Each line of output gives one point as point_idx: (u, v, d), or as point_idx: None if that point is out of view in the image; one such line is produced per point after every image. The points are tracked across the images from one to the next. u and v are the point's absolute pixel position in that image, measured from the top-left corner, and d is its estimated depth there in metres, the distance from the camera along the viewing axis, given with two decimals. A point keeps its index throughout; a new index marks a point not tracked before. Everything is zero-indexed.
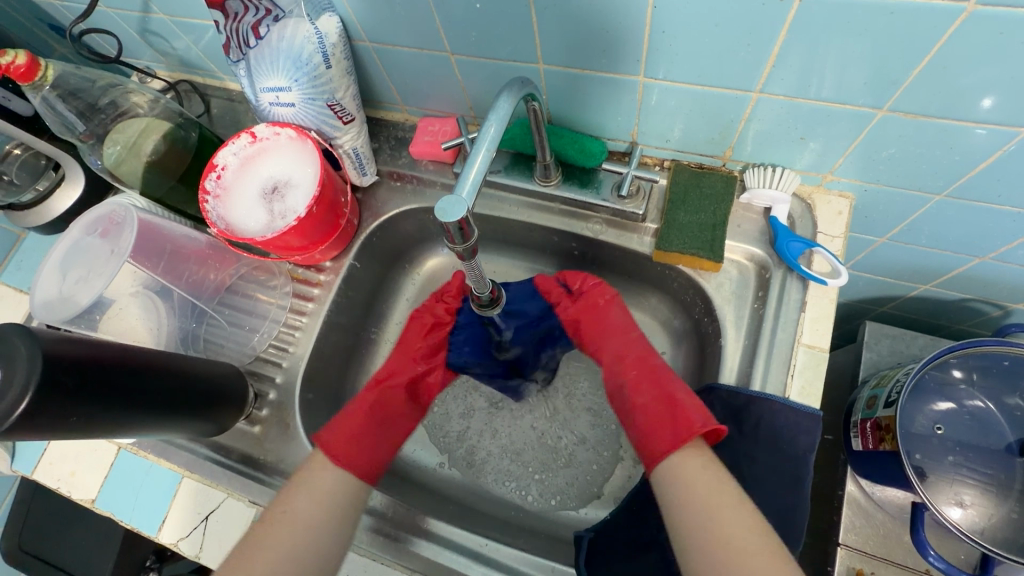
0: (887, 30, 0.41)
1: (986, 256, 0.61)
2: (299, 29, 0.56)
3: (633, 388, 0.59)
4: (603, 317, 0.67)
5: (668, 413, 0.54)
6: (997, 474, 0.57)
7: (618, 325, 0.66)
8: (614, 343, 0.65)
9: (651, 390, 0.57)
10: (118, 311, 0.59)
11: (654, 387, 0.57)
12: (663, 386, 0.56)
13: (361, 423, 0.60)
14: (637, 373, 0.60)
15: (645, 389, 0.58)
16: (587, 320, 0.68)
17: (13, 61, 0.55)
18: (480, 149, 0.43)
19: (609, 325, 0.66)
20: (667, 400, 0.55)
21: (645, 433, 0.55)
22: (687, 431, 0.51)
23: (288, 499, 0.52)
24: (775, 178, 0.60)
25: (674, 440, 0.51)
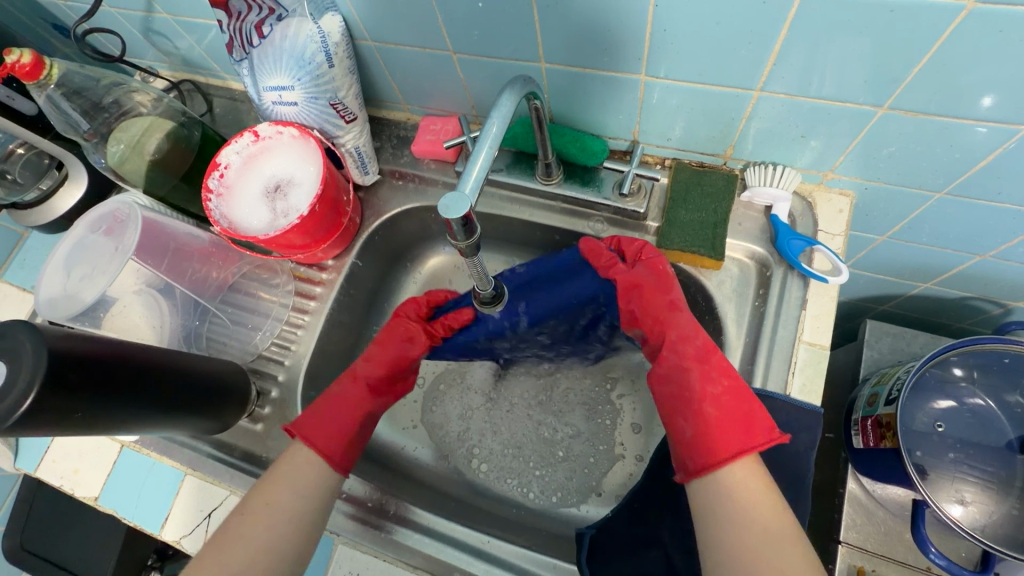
0: (886, 28, 0.42)
1: (986, 253, 0.62)
2: (302, 28, 0.57)
3: (700, 376, 0.54)
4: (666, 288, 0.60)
5: (744, 412, 0.50)
6: (997, 472, 0.57)
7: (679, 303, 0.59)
8: (673, 323, 0.59)
9: (726, 381, 0.53)
10: (122, 308, 0.60)
11: (727, 378, 0.53)
12: (736, 381, 0.52)
13: (342, 421, 0.59)
14: (707, 360, 0.55)
15: (717, 377, 0.53)
16: (649, 288, 0.60)
17: (19, 60, 0.56)
18: (484, 147, 0.43)
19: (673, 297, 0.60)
20: (743, 395, 0.51)
21: (711, 428, 0.51)
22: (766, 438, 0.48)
23: (271, 493, 0.52)
24: (776, 176, 0.61)
25: (745, 442, 0.49)
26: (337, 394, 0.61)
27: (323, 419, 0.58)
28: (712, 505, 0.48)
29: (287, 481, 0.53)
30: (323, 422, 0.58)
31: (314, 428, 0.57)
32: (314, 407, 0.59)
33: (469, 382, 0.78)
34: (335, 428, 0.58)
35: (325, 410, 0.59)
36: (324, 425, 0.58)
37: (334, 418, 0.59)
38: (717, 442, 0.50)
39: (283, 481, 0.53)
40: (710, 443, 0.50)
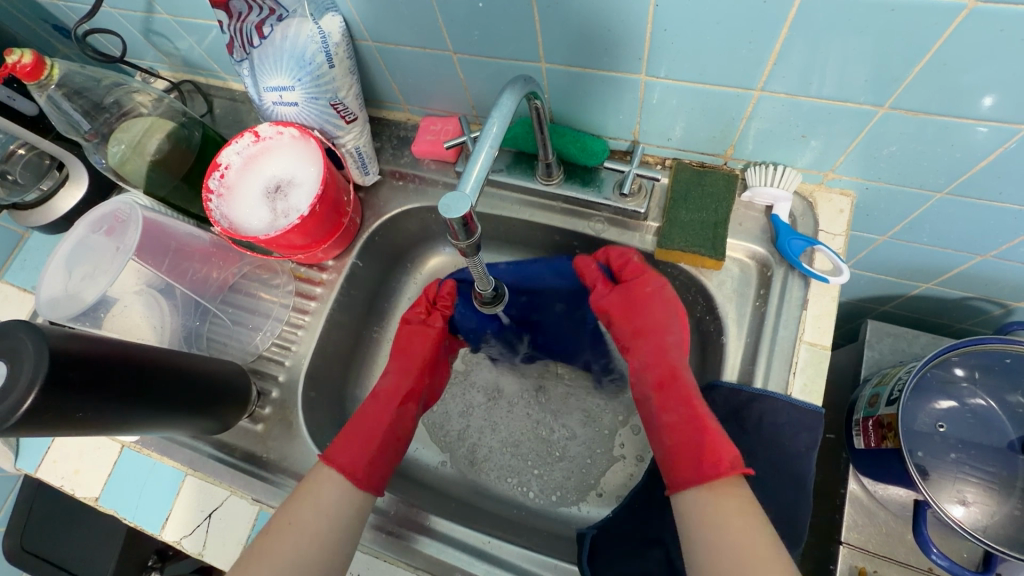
0: (888, 27, 0.42)
1: (987, 253, 0.61)
2: (302, 29, 0.56)
3: (660, 405, 0.58)
4: (637, 308, 0.65)
5: (698, 441, 0.52)
6: (999, 472, 0.57)
7: (649, 325, 0.64)
8: (648, 349, 0.63)
9: (684, 411, 0.56)
10: (122, 309, 0.60)
11: (684, 407, 0.56)
12: (689, 410, 0.55)
13: (366, 440, 0.60)
14: (667, 389, 0.58)
15: (675, 407, 0.57)
16: (618, 313, 0.66)
17: (19, 60, 0.56)
18: (484, 147, 0.43)
19: (648, 320, 0.64)
20: (695, 424, 0.54)
21: (669, 457, 0.54)
22: (715, 468, 0.50)
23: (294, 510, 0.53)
24: (777, 176, 0.61)
25: (696, 470, 0.51)
26: (359, 416, 0.62)
27: (347, 440, 0.59)
28: (715, 507, 0.48)
29: (308, 497, 0.54)
30: (345, 443, 0.59)
31: (337, 449, 0.58)
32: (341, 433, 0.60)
33: (470, 382, 0.78)
34: (358, 446, 0.59)
35: (347, 433, 0.60)
36: (347, 444, 0.59)
37: (356, 438, 0.60)
38: (674, 471, 0.53)
39: (303, 497, 0.54)
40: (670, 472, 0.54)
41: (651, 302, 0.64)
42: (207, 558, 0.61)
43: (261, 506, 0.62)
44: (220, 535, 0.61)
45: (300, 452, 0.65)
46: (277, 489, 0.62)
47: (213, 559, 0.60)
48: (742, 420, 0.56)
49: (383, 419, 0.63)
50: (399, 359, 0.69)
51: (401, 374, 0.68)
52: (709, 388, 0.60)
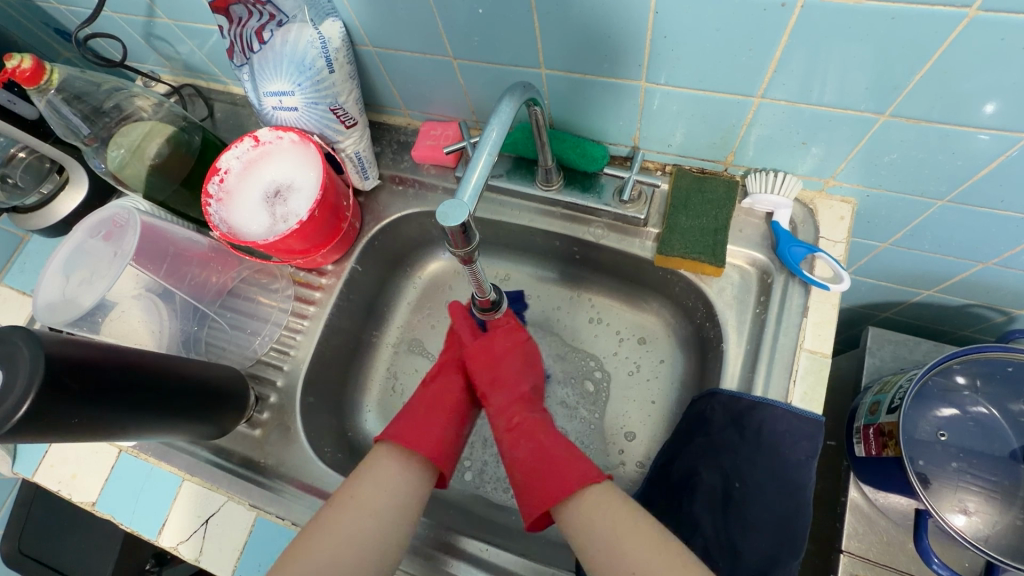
0: (888, 35, 0.42)
1: (988, 261, 0.61)
2: (303, 34, 0.56)
3: (517, 437, 0.61)
4: (500, 360, 0.67)
5: (544, 463, 0.57)
6: (1001, 482, 0.57)
7: (506, 377, 0.67)
8: (506, 393, 0.66)
9: (534, 446, 0.59)
10: (120, 314, 0.60)
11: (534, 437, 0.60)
12: (541, 438, 0.60)
13: (433, 428, 0.62)
14: (516, 427, 0.62)
15: (526, 438, 0.60)
16: (478, 360, 0.68)
17: (19, 66, 0.56)
18: (483, 154, 0.43)
19: (501, 366, 0.67)
20: (547, 452, 0.58)
21: (532, 480, 0.56)
22: (569, 487, 0.54)
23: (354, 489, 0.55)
24: (777, 183, 0.60)
25: (543, 493, 0.55)
26: (421, 406, 0.64)
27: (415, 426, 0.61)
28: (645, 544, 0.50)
29: (374, 491, 0.54)
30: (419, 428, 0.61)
31: (407, 434, 0.60)
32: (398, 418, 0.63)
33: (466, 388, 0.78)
34: (425, 430, 0.61)
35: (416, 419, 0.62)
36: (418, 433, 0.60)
37: (429, 425, 0.62)
38: (526, 499, 0.56)
39: (371, 485, 0.55)
40: (529, 501, 0.56)
41: (507, 353, 0.68)
42: (204, 563, 0.61)
43: (258, 512, 0.62)
44: (216, 542, 0.62)
45: (298, 457, 0.65)
46: (273, 494, 0.61)
47: (210, 564, 0.61)
48: (742, 428, 0.55)
49: (444, 403, 0.65)
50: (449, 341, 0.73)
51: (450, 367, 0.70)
52: (709, 394, 0.59)
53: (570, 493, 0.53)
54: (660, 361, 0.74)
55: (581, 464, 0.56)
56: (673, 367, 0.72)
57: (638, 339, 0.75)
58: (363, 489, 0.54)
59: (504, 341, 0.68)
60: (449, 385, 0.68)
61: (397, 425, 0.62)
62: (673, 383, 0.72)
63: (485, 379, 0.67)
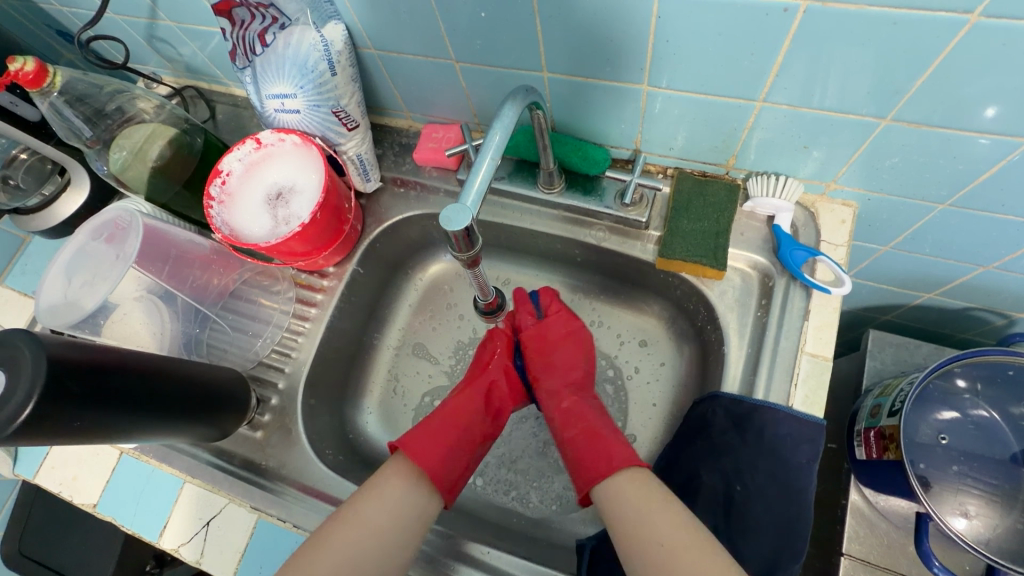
0: (890, 40, 0.42)
1: (989, 264, 0.61)
2: (305, 37, 0.56)
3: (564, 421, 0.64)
4: (551, 350, 0.70)
5: (590, 443, 0.59)
6: (1002, 485, 0.57)
7: (560, 363, 0.70)
8: (558, 377, 0.69)
9: (583, 427, 0.62)
10: (122, 316, 0.60)
11: (580, 422, 0.63)
12: (589, 421, 0.62)
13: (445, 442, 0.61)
14: (569, 409, 0.65)
15: (574, 424, 0.63)
16: (535, 347, 0.71)
17: (22, 68, 0.56)
18: (486, 158, 0.43)
19: (556, 356, 0.70)
20: (592, 434, 0.60)
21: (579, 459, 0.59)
22: (610, 465, 0.56)
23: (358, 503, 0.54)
24: (778, 187, 0.60)
25: (592, 471, 0.57)
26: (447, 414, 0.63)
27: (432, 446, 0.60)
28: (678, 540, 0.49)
29: (376, 510, 0.54)
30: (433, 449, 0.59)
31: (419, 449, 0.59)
32: (418, 428, 0.61)
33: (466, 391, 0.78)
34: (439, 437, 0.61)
35: (432, 439, 0.60)
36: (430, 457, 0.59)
37: (443, 438, 0.61)
38: (578, 476, 0.59)
39: (373, 505, 0.54)
40: (581, 476, 0.58)
41: (558, 346, 0.70)
42: (205, 566, 0.61)
43: (259, 514, 0.62)
44: (218, 544, 0.62)
45: (300, 460, 0.65)
46: (275, 497, 0.61)
47: (211, 567, 0.61)
48: (743, 431, 0.55)
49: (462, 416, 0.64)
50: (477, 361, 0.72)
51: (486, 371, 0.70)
52: (711, 397, 0.58)
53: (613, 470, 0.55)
54: (660, 364, 0.74)
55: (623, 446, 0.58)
56: (674, 370, 0.73)
57: (639, 341, 0.76)
58: (365, 508, 0.53)
59: (560, 326, 0.71)
60: (472, 401, 0.66)
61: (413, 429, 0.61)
62: (674, 386, 0.72)
63: (542, 368, 0.70)
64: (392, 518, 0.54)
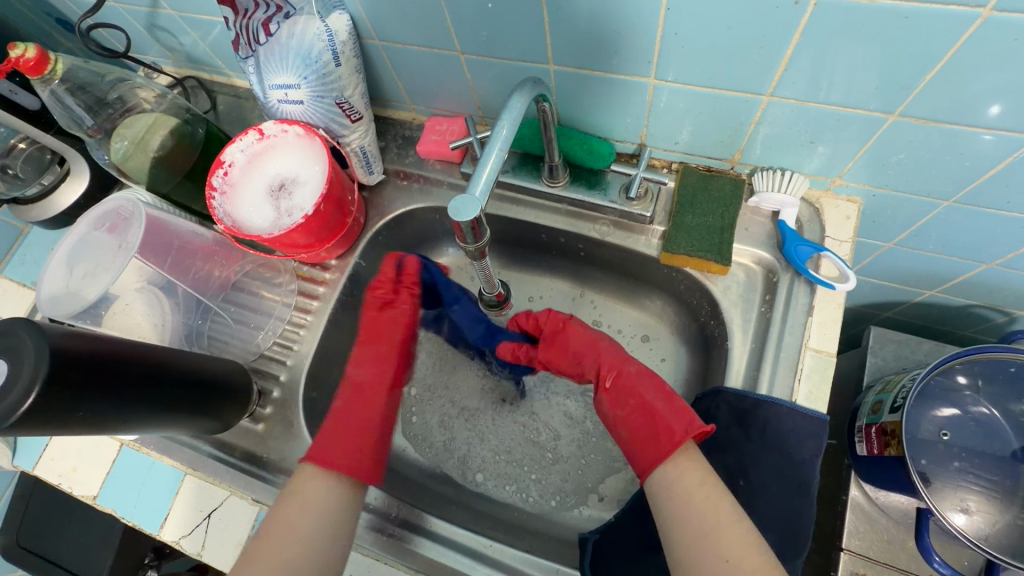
0: (900, 35, 0.42)
1: (992, 262, 0.61)
2: (310, 26, 0.56)
3: (612, 403, 0.62)
4: (563, 337, 0.68)
5: (648, 422, 0.58)
6: (1001, 481, 0.57)
7: (581, 345, 0.67)
8: (591, 359, 0.66)
9: (636, 404, 0.60)
10: (124, 307, 0.60)
11: (632, 398, 0.60)
12: (639, 396, 0.60)
13: (354, 440, 0.63)
14: (614, 388, 0.62)
15: (625, 402, 0.61)
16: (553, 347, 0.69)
17: (23, 55, 0.55)
18: (493, 150, 0.43)
19: (578, 342, 0.67)
20: (646, 410, 0.59)
21: (638, 443, 0.58)
22: (671, 440, 0.55)
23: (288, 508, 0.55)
24: (784, 182, 0.60)
25: (656, 450, 0.55)
26: (343, 415, 0.66)
27: (336, 440, 0.62)
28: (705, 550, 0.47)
29: (303, 513, 0.55)
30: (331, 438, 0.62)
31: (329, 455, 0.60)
32: (325, 437, 0.62)
33: (452, 391, 0.77)
34: (342, 443, 0.62)
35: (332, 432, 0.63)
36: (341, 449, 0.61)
37: (355, 443, 0.63)
38: (642, 459, 0.57)
39: (298, 508, 0.55)
40: (641, 458, 0.57)
41: (571, 329, 0.68)
42: (207, 558, 0.60)
43: (261, 507, 0.62)
44: (219, 536, 0.61)
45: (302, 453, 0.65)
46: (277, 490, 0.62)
47: (213, 559, 0.60)
48: (747, 427, 0.55)
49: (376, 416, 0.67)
50: (371, 353, 0.72)
51: (375, 368, 0.71)
52: (715, 392, 0.58)
53: (673, 445, 0.54)
54: (661, 359, 0.74)
55: (679, 414, 0.56)
56: (675, 365, 0.73)
57: (641, 337, 0.76)
58: (292, 515, 0.54)
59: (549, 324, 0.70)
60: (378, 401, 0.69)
61: (318, 443, 0.61)
62: (674, 381, 0.72)
63: (575, 349, 0.67)
64: (320, 521, 0.55)
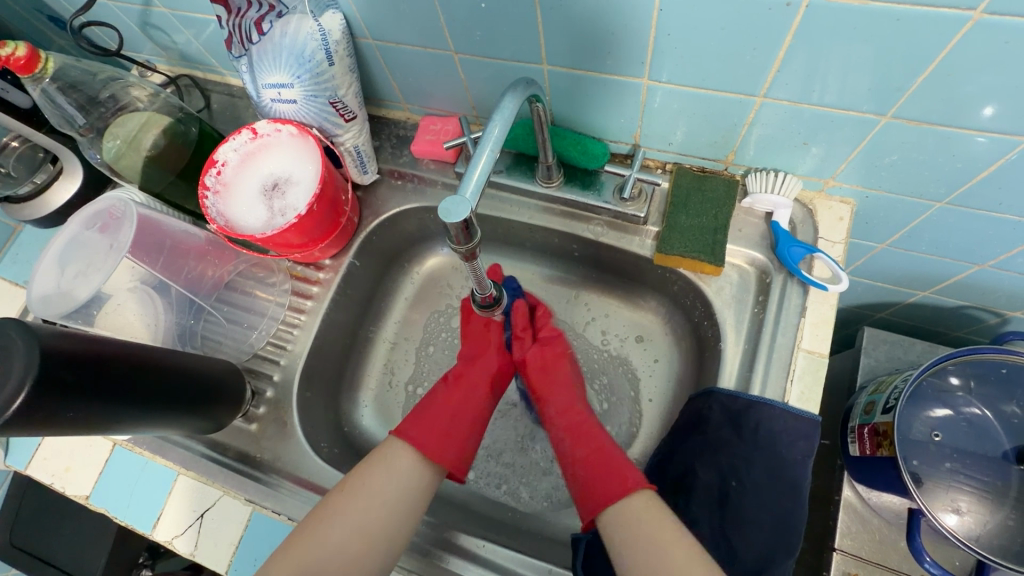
0: (894, 36, 0.41)
1: (985, 263, 0.62)
2: (303, 26, 0.56)
3: (571, 443, 0.62)
4: (553, 364, 0.68)
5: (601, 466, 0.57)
6: (992, 482, 0.57)
7: (561, 380, 0.67)
8: (561, 397, 0.66)
9: (595, 445, 0.60)
10: (115, 307, 0.59)
11: (591, 441, 0.61)
12: (597, 441, 0.60)
13: (446, 428, 0.61)
14: (579, 429, 0.63)
15: (585, 442, 0.61)
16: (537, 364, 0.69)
17: (13, 53, 0.55)
18: (485, 150, 0.43)
19: (560, 375, 0.68)
20: (599, 455, 0.59)
21: (588, 483, 0.57)
22: (624, 484, 0.54)
23: (368, 473, 0.55)
24: (777, 183, 0.60)
25: (605, 494, 0.55)
26: (441, 401, 0.64)
27: (431, 427, 0.60)
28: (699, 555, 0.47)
29: (385, 480, 0.55)
30: (421, 422, 0.61)
31: (424, 437, 0.59)
32: (415, 419, 0.61)
33: None
34: (434, 430, 0.60)
35: (421, 416, 0.61)
36: (434, 435, 0.60)
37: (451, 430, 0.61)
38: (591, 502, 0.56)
39: (383, 476, 0.55)
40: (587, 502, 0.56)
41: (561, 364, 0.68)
42: (199, 558, 0.61)
43: (254, 507, 0.62)
44: (212, 536, 0.62)
45: (296, 454, 0.65)
46: (269, 490, 0.61)
47: (205, 559, 0.61)
48: (739, 428, 0.55)
49: (468, 409, 0.64)
50: (468, 352, 0.71)
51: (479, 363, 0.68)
52: (707, 393, 0.58)
53: (621, 493, 0.54)
54: (655, 360, 0.74)
55: (633, 467, 0.56)
56: (669, 366, 0.73)
57: (636, 337, 0.76)
58: (373, 480, 0.55)
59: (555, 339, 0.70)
60: (472, 388, 0.66)
61: (411, 418, 0.61)
62: (668, 381, 0.72)
63: (556, 382, 0.67)
64: (399, 493, 0.55)
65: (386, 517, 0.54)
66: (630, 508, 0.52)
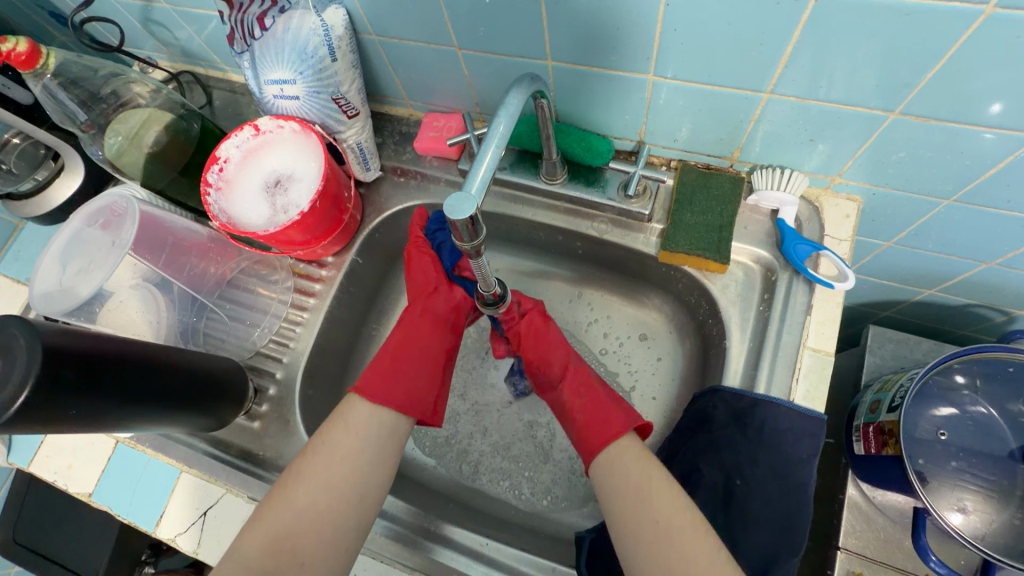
0: (902, 31, 0.41)
1: (992, 261, 0.61)
2: (305, 21, 0.56)
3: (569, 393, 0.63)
4: (546, 329, 0.67)
5: (597, 415, 0.59)
6: (998, 481, 0.57)
7: (556, 337, 0.67)
8: (558, 354, 0.66)
9: (593, 394, 0.61)
10: (118, 305, 0.59)
11: (584, 393, 0.62)
12: (593, 391, 0.61)
13: (396, 374, 0.61)
14: (574, 380, 0.63)
15: (582, 393, 0.62)
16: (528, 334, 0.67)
17: (14, 49, 0.54)
18: (490, 146, 0.42)
19: (553, 334, 0.67)
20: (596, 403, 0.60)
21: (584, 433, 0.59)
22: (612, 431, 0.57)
23: (326, 431, 0.55)
24: (784, 180, 0.59)
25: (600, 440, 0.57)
26: (400, 345, 0.63)
27: (385, 376, 0.60)
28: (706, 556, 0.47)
29: (344, 435, 0.55)
30: (398, 383, 0.60)
31: (376, 385, 0.59)
32: (371, 369, 0.61)
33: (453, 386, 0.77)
34: (380, 376, 0.60)
35: (388, 369, 0.61)
36: (387, 380, 0.60)
37: (402, 373, 0.61)
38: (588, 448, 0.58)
39: (340, 431, 0.56)
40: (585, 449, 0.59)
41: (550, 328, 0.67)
42: (202, 556, 0.61)
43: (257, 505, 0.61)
44: (215, 534, 0.61)
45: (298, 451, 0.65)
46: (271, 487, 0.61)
47: (208, 557, 0.60)
48: (744, 426, 0.55)
49: (426, 354, 0.64)
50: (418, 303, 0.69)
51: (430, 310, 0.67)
52: (712, 390, 0.58)
53: (614, 437, 0.56)
54: (658, 358, 0.74)
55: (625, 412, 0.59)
56: (673, 364, 0.73)
57: (639, 335, 0.75)
58: (333, 434, 0.55)
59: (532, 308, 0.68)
60: (422, 330, 0.66)
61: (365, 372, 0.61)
62: (672, 378, 0.72)
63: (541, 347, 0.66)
64: (360, 445, 0.55)
65: (348, 471, 0.54)
66: (620, 458, 0.55)
